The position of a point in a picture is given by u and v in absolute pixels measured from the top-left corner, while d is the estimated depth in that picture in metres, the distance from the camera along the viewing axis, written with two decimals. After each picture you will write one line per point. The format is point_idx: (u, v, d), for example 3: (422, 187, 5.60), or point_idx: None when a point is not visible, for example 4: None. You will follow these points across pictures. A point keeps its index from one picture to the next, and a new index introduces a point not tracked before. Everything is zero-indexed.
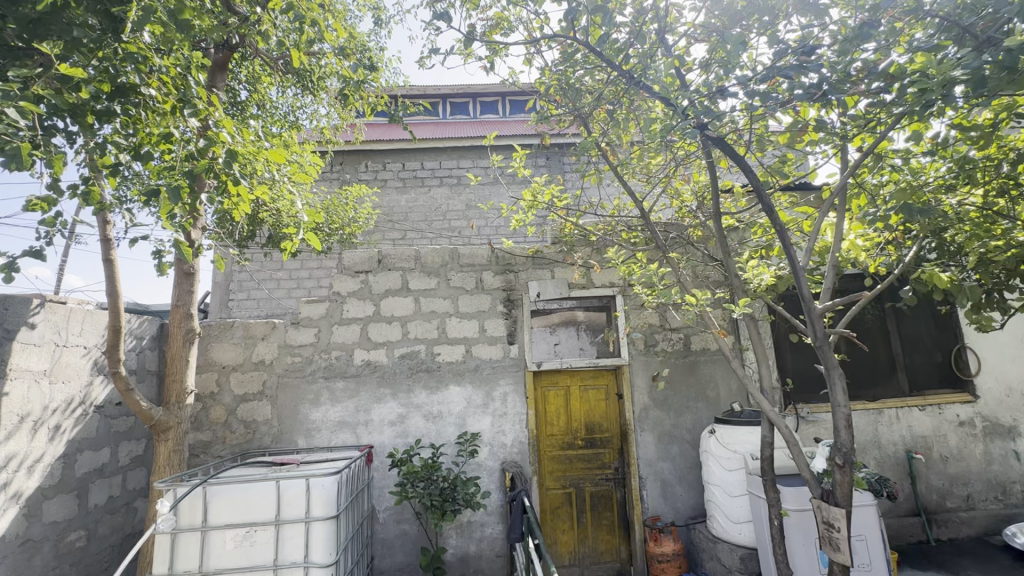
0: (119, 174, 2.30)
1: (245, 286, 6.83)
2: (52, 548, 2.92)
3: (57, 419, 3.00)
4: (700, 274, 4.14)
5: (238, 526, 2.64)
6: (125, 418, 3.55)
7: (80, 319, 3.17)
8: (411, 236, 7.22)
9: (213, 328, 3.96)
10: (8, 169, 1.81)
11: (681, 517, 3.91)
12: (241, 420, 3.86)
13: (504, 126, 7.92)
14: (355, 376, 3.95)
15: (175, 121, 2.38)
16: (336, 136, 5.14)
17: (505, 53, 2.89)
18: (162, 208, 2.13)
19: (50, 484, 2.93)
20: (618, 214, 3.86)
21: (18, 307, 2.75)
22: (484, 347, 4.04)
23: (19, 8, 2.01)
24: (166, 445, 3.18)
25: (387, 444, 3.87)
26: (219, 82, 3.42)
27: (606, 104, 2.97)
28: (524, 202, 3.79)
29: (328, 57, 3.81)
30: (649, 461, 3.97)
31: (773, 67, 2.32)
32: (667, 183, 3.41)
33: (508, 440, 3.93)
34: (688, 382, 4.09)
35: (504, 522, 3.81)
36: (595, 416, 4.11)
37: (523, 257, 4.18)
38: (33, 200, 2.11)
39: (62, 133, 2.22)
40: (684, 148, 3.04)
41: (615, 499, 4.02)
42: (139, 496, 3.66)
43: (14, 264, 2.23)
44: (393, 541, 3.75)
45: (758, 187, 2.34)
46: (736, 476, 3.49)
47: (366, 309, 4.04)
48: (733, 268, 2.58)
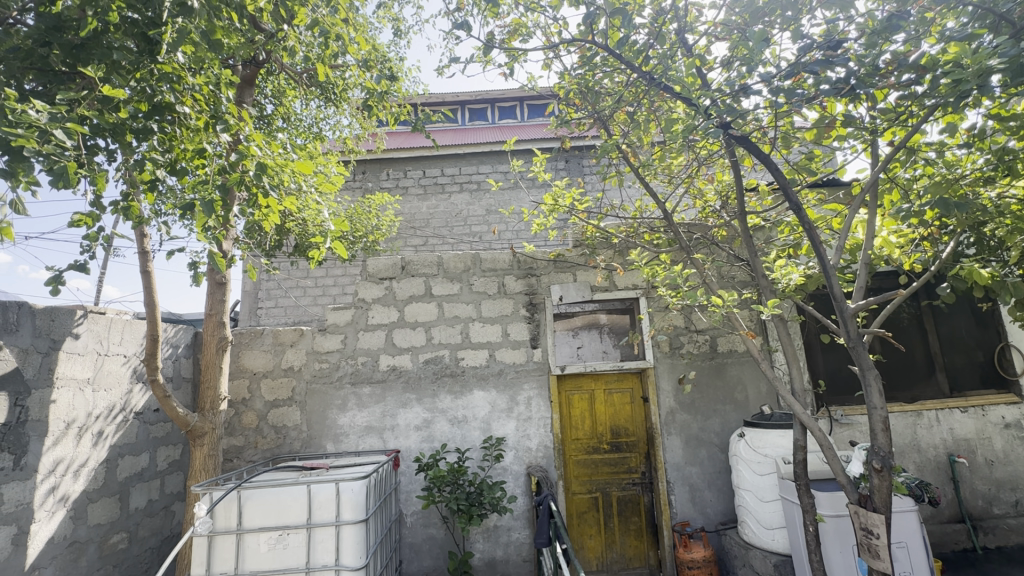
0: (157, 189, 2.39)
1: (273, 294, 7.01)
2: (96, 549, 3.05)
3: (100, 426, 3.13)
4: (725, 275, 4.08)
5: (271, 529, 2.70)
6: (162, 424, 3.67)
7: (120, 329, 3.30)
8: (432, 242, 7.31)
9: (244, 335, 4.07)
10: (56, 187, 1.89)
11: (711, 522, 3.84)
12: (272, 425, 3.96)
13: (524, 131, 7.97)
14: (381, 381, 4.00)
15: (207, 136, 2.46)
16: (358, 146, 5.24)
17: (523, 59, 2.91)
18: (198, 221, 2.21)
19: (93, 488, 3.05)
20: (640, 216, 3.84)
21: (63, 318, 2.88)
22: (508, 352, 4.05)
23: (64, 35, 2.20)
24: (202, 450, 3.27)
25: (413, 449, 3.91)
26: (248, 97, 3.53)
27: (626, 105, 2.95)
28: (545, 206, 3.80)
29: (351, 69, 3.86)
30: (677, 466, 3.91)
31: (797, 63, 2.30)
32: (689, 182, 3.37)
33: (533, 444, 3.93)
34: (715, 385, 4.03)
35: (530, 527, 3.80)
36: (620, 420, 4.08)
37: (545, 260, 4.19)
38: (78, 216, 2.24)
39: (103, 152, 2.32)
40: (707, 148, 3.01)
41: (642, 504, 3.98)
42: (176, 499, 3.78)
43: (61, 277, 2.34)
44: (420, 546, 3.78)
45: (784, 184, 2.30)
46: (767, 480, 3.42)
47: (391, 315, 4.10)
48: (761, 269, 2.53)
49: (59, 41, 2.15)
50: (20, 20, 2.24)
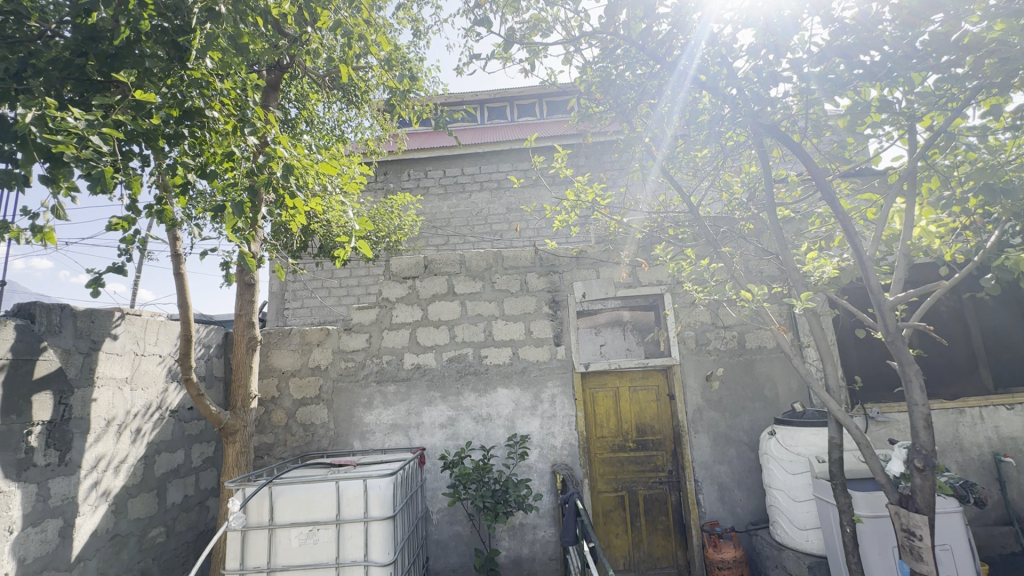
0: (188, 193, 2.45)
1: (300, 294, 7.16)
2: (137, 543, 3.15)
3: (138, 423, 3.23)
4: (754, 269, 3.98)
5: (302, 525, 2.74)
6: (197, 421, 3.78)
7: (155, 330, 3.41)
8: (454, 241, 7.34)
9: (272, 335, 4.15)
10: (94, 192, 1.93)
11: (741, 522, 3.76)
12: (301, 423, 4.03)
13: (544, 128, 7.94)
14: (406, 379, 4.04)
15: (236, 140, 2.50)
16: (380, 147, 5.29)
17: (544, 54, 2.88)
18: (228, 223, 2.25)
19: (133, 483, 3.16)
20: (664, 210, 3.78)
21: (102, 319, 2.98)
22: (532, 349, 4.04)
23: (99, 45, 2.23)
24: (234, 447, 3.35)
25: (439, 446, 3.93)
26: (273, 102, 3.59)
27: (649, 98, 2.87)
28: (567, 202, 3.77)
29: (374, 71, 3.89)
30: (705, 464, 3.84)
31: (831, 46, 2.25)
32: (714, 175, 3.31)
33: (558, 442, 3.91)
34: (744, 382, 3.94)
35: (556, 526, 3.79)
36: (646, 418, 4.02)
37: (567, 257, 4.16)
38: (114, 220, 2.31)
39: (138, 157, 2.35)
40: (734, 139, 2.98)
41: (670, 504, 3.92)
42: (210, 495, 3.89)
43: (101, 280, 2.43)
44: (447, 543, 3.80)
45: (816, 174, 2.31)
46: (801, 480, 3.32)
47: (415, 314, 4.13)
48: (792, 263, 2.46)
49: (94, 50, 2.20)
50: (57, 31, 2.30)
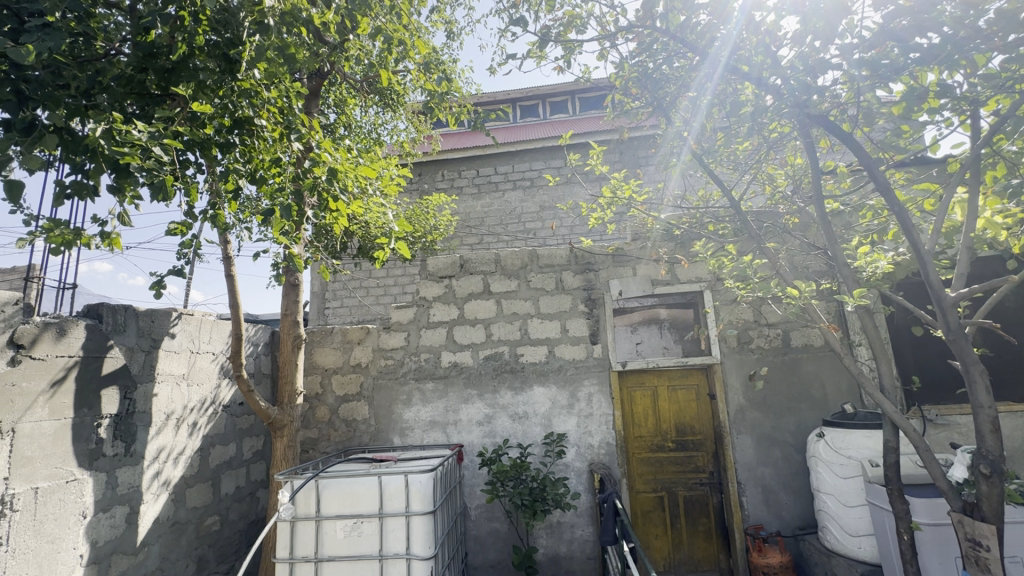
0: (240, 198, 2.55)
1: (339, 294, 7.38)
2: (194, 530, 3.34)
3: (195, 417, 3.42)
4: (799, 265, 3.83)
5: (347, 517, 2.84)
6: (247, 416, 3.96)
7: (209, 329, 3.58)
8: (488, 240, 7.41)
9: (316, 333, 4.30)
10: (156, 199, 2.05)
11: (787, 526, 3.63)
12: (343, 419, 4.16)
13: (578, 124, 7.89)
14: (443, 377, 4.10)
15: (282, 146, 2.60)
16: (415, 148, 5.38)
17: (580, 50, 2.86)
18: (276, 225, 2.36)
19: (190, 474, 3.34)
20: (703, 205, 3.71)
21: (162, 318, 3.16)
22: (568, 348, 4.03)
23: (157, 60, 2.32)
24: (283, 441, 3.50)
25: (476, 443, 3.97)
26: (315, 108, 3.70)
27: (687, 91, 2.81)
28: (603, 200, 3.75)
29: (411, 74, 3.96)
30: (749, 466, 3.74)
31: (883, 31, 2.14)
32: (756, 168, 3.21)
33: (595, 441, 3.88)
34: (790, 382, 3.81)
35: (594, 525, 3.77)
36: (686, 418, 3.94)
37: (603, 255, 4.12)
38: (174, 225, 2.44)
39: (194, 166, 2.45)
40: (778, 130, 2.87)
41: (711, 506, 3.83)
42: (260, 486, 4.07)
43: (162, 282, 2.58)
44: (485, 539, 3.85)
45: (868, 163, 2.20)
46: (852, 484, 3.18)
47: (451, 312, 4.19)
48: (843, 257, 2.36)
49: (154, 66, 2.31)
50: (120, 49, 2.42)
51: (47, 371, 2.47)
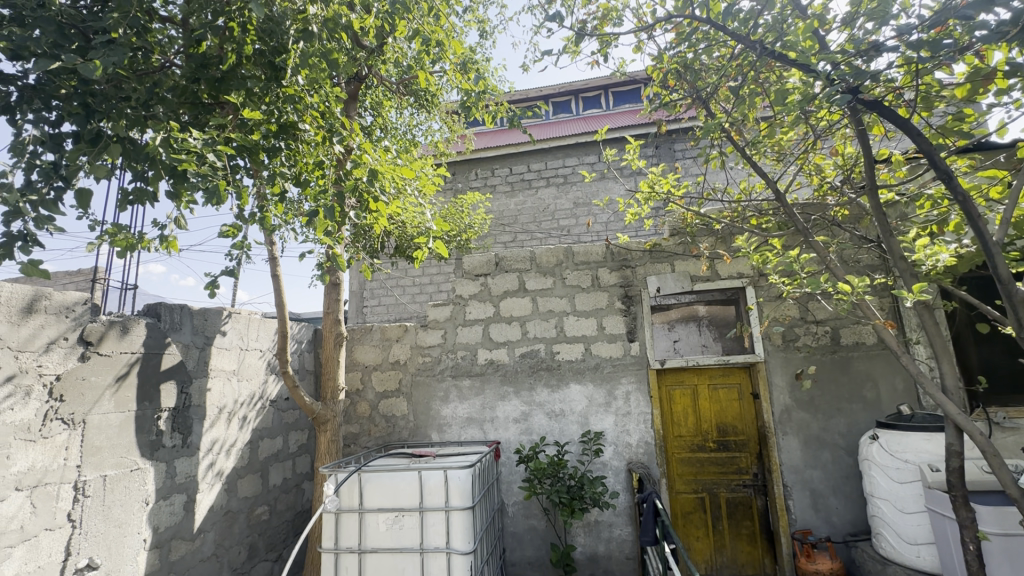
0: (285, 201, 2.64)
1: (377, 293, 7.56)
2: (246, 519, 3.49)
3: (245, 411, 3.57)
4: (849, 259, 3.66)
5: (389, 510, 2.91)
6: (292, 411, 4.11)
7: (256, 327, 3.74)
8: (522, 238, 7.42)
9: (356, 331, 4.42)
10: (210, 204, 2.14)
11: (838, 532, 3.48)
12: (383, 415, 4.25)
13: (613, 119, 7.78)
14: (480, 374, 4.14)
15: (325, 149, 2.68)
16: (449, 148, 5.44)
17: (616, 44, 2.83)
18: (319, 226, 2.43)
19: (241, 465, 3.50)
20: (745, 199, 3.59)
21: (214, 317, 3.32)
22: (604, 345, 3.99)
23: (209, 71, 2.47)
24: (326, 435, 3.61)
25: (513, 441, 3.99)
26: (354, 111, 3.78)
27: (727, 80, 2.74)
28: (641, 195, 3.69)
29: (446, 74, 4.00)
30: (795, 468, 3.60)
31: (944, 8, 1.99)
32: (803, 159, 3.08)
33: (633, 440, 3.82)
34: (839, 381, 3.65)
35: (633, 525, 3.72)
36: (727, 418, 3.84)
37: (640, 251, 4.05)
38: (226, 228, 2.54)
39: (243, 171, 2.55)
40: (826, 118, 2.75)
41: (756, 509, 3.72)
42: (305, 479, 4.22)
43: (216, 282, 2.71)
44: (522, 536, 3.86)
45: (927, 149, 2.07)
46: (910, 490, 3.02)
47: (487, 310, 4.21)
48: (899, 250, 2.27)
49: (205, 76, 2.45)
50: (173, 62, 2.54)
51: (113, 366, 2.63)
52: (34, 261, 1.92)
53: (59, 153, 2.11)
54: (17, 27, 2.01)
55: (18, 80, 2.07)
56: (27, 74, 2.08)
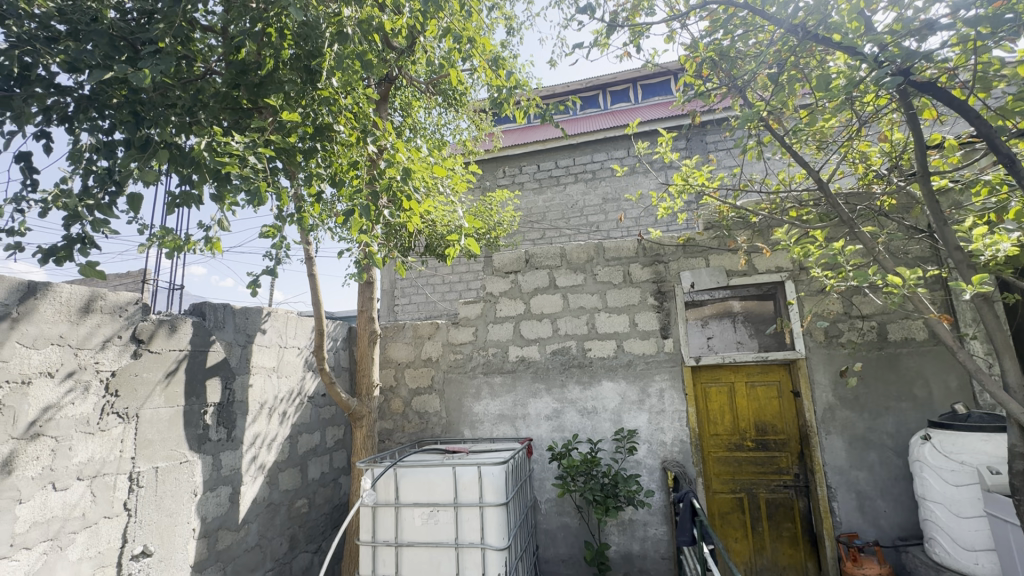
0: (321, 201, 2.70)
1: (407, 291, 7.67)
2: (286, 511, 3.60)
3: (284, 407, 3.68)
4: (898, 251, 3.49)
5: (424, 505, 2.94)
6: (329, 407, 4.21)
7: (294, 325, 3.84)
8: (550, 235, 7.38)
9: (389, 329, 4.49)
10: (253, 205, 2.20)
11: (886, 536, 3.34)
12: (416, 411, 4.31)
13: (642, 112, 7.66)
14: (511, 371, 4.14)
15: (359, 150, 2.73)
16: (477, 146, 5.46)
17: (648, 34, 2.78)
18: (355, 225, 2.47)
19: (282, 459, 3.61)
20: (784, 190, 3.47)
21: (254, 315, 3.43)
22: (637, 342, 3.93)
23: (249, 76, 2.53)
24: (362, 431, 3.69)
25: (545, 438, 3.98)
26: (385, 112, 3.84)
27: (765, 68, 2.65)
28: (674, 188, 3.61)
29: (474, 72, 4.01)
30: (840, 469, 3.46)
31: None
32: (847, 147, 2.95)
33: (668, 438, 3.76)
34: (887, 379, 3.49)
35: (669, 524, 3.66)
36: (766, 416, 3.73)
37: (673, 246, 3.97)
38: (266, 229, 2.62)
39: (281, 173, 2.61)
40: (872, 103, 2.63)
41: (797, 510, 3.60)
42: (342, 473, 4.32)
43: (258, 281, 2.80)
44: (555, 533, 3.85)
45: (987, 132, 1.97)
46: (966, 493, 2.85)
47: (518, 307, 4.21)
48: (955, 240, 2.18)
49: (245, 81, 2.51)
50: (213, 69, 2.62)
51: (162, 363, 2.75)
52: (90, 262, 2.02)
53: (113, 159, 2.22)
54: (73, 41, 2.12)
55: (74, 91, 2.19)
56: (82, 86, 2.20)
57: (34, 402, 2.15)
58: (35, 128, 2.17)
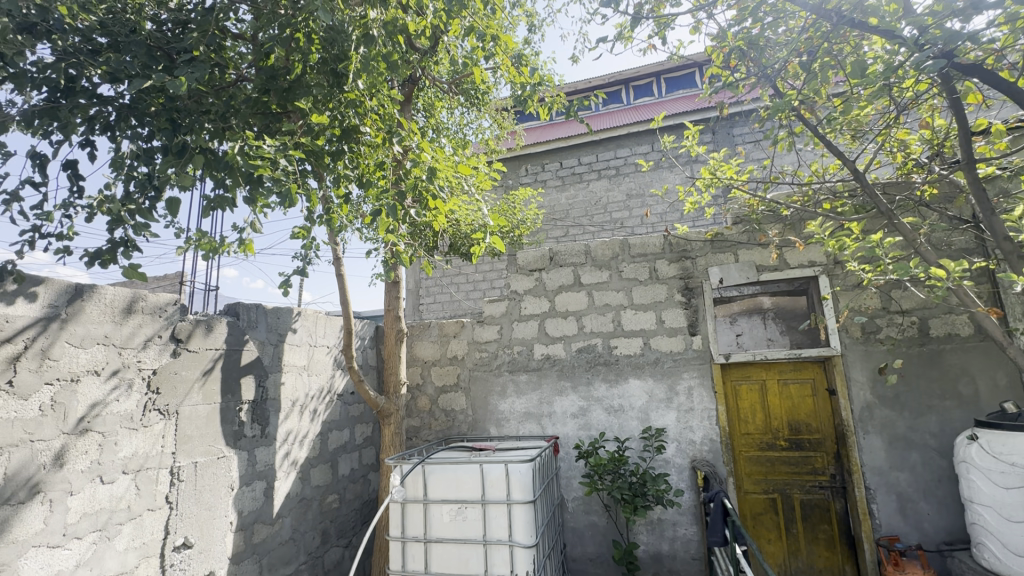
0: (349, 202, 2.74)
1: (432, 291, 7.75)
2: (318, 506, 3.68)
3: (315, 404, 3.77)
4: (940, 242, 3.34)
5: (452, 502, 2.97)
6: (357, 404, 4.29)
7: (323, 324, 3.92)
8: (574, 232, 7.33)
9: (415, 327, 4.54)
10: (284, 206, 2.26)
11: (930, 540, 3.20)
12: (443, 409, 4.35)
13: (667, 106, 7.54)
14: (537, 369, 4.13)
15: (385, 150, 2.77)
16: (500, 144, 5.47)
17: (673, 25, 2.73)
18: (382, 225, 2.51)
19: (313, 455, 3.70)
20: (817, 181, 3.36)
21: (285, 315, 3.52)
22: (664, 340, 3.87)
23: (278, 82, 2.54)
24: (390, 428, 3.74)
25: (572, 436, 3.96)
26: (409, 113, 3.88)
27: (796, 56, 2.57)
28: (701, 182, 3.54)
29: (497, 70, 4.01)
30: (879, 470, 3.34)
31: None
32: (884, 135, 2.84)
33: (697, 437, 3.69)
34: (930, 376, 3.35)
35: (699, 524, 3.59)
36: (800, 415, 3.62)
37: (700, 241, 3.89)
38: (296, 230, 2.69)
39: (310, 175, 2.67)
40: (913, 88, 2.52)
41: (834, 512, 3.49)
42: (371, 470, 4.39)
43: (290, 281, 2.87)
44: (583, 531, 3.83)
45: None
46: (1017, 496, 2.71)
47: (543, 305, 4.20)
48: (1003, 230, 2.10)
49: (274, 87, 2.53)
50: (243, 75, 2.68)
51: (200, 362, 2.84)
52: (133, 265, 2.11)
53: (151, 165, 2.30)
54: (114, 53, 2.21)
55: (115, 101, 2.28)
56: (122, 95, 2.29)
57: (82, 399, 2.25)
58: (80, 137, 2.27)
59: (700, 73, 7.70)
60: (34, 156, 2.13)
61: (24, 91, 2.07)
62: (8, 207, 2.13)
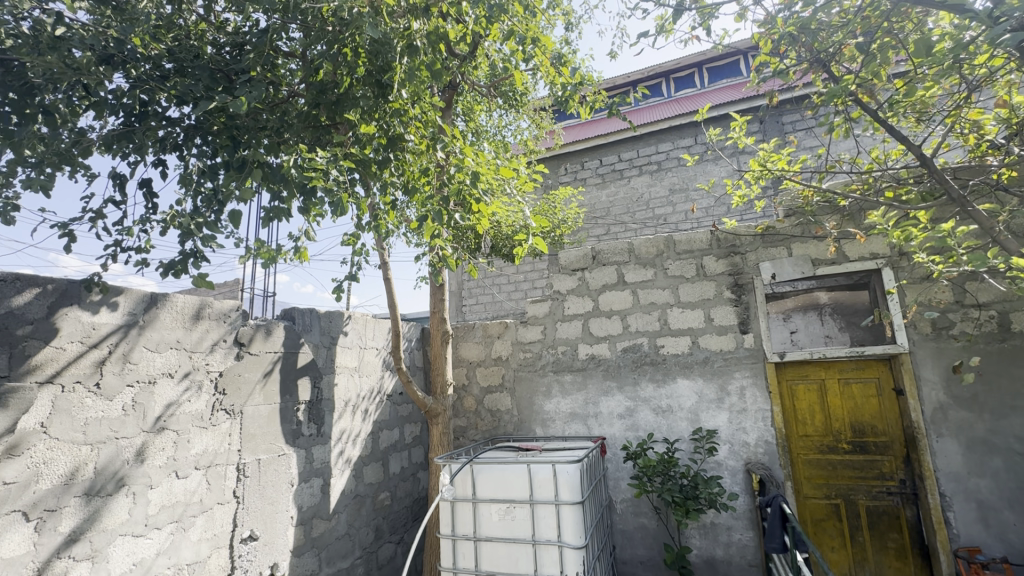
0: (395, 210, 2.82)
1: (475, 292, 7.85)
2: (371, 503, 3.81)
3: (366, 404, 3.90)
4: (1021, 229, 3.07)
5: (501, 501, 3.00)
6: (406, 404, 4.41)
7: (372, 327, 4.05)
8: (615, 230, 7.24)
9: (460, 329, 4.62)
10: (335, 215, 2.35)
11: (1016, 552, 2.95)
12: (488, 409, 4.40)
13: (711, 97, 7.31)
14: (581, 369, 4.10)
15: (429, 157, 2.83)
16: (539, 145, 5.48)
17: (718, 15, 2.65)
18: (428, 230, 2.57)
19: (366, 454, 3.83)
20: (879, 168, 3.16)
21: (337, 319, 3.66)
22: (713, 338, 3.76)
23: (326, 95, 2.66)
24: (438, 428, 3.82)
25: (619, 437, 3.90)
26: (450, 118, 3.95)
27: (852, 38, 2.44)
28: (750, 174, 3.40)
29: (535, 71, 4.02)
30: (956, 475, 3.11)
31: None
32: (954, 117, 2.64)
33: (751, 439, 3.56)
34: (1013, 376, 3.08)
35: (755, 529, 3.46)
36: (864, 416, 3.43)
37: (750, 235, 3.76)
38: (347, 237, 2.80)
39: (359, 184, 2.77)
40: (987, 64, 2.34)
41: (904, 519, 3.27)
42: (420, 468, 4.50)
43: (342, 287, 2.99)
44: (632, 534, 3.77)
45: None
46: None
47: (586, 305, 4.17)
48: None
49: (324, 100, 2.65)
50: (295, 92, 2.82)
51: (260, 364, 3.01)
52: (202, 274, 2.26)
53: (215, 181, 2.46)
54: (180, 77, 2.38)
55: (182, 122, 2.45)
56: (188, 116, 2.46)
57: (158, 400, 2.43)
58: (153, 156, 2.46)
59: (745, 60, 7.43)
60: (114, 176, 2.32)
61: (104, 117, 2.25)
62: (93, 224, 2.32)
